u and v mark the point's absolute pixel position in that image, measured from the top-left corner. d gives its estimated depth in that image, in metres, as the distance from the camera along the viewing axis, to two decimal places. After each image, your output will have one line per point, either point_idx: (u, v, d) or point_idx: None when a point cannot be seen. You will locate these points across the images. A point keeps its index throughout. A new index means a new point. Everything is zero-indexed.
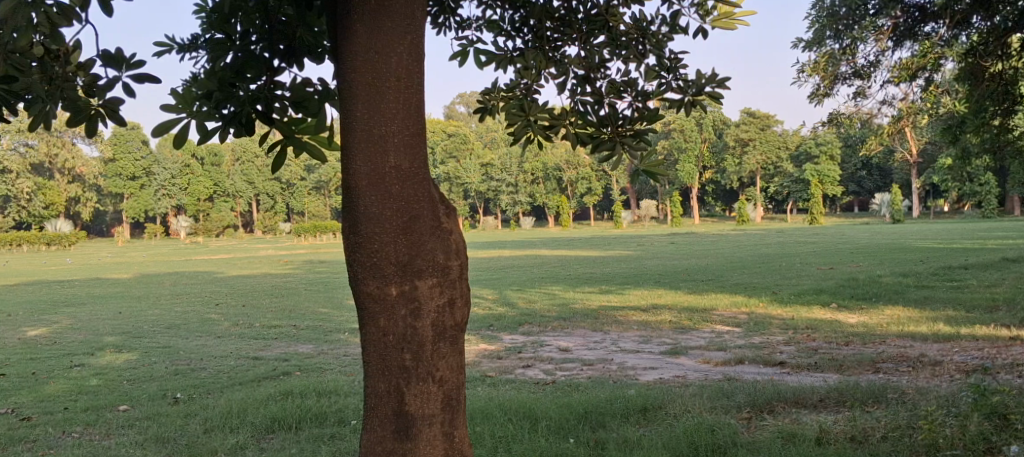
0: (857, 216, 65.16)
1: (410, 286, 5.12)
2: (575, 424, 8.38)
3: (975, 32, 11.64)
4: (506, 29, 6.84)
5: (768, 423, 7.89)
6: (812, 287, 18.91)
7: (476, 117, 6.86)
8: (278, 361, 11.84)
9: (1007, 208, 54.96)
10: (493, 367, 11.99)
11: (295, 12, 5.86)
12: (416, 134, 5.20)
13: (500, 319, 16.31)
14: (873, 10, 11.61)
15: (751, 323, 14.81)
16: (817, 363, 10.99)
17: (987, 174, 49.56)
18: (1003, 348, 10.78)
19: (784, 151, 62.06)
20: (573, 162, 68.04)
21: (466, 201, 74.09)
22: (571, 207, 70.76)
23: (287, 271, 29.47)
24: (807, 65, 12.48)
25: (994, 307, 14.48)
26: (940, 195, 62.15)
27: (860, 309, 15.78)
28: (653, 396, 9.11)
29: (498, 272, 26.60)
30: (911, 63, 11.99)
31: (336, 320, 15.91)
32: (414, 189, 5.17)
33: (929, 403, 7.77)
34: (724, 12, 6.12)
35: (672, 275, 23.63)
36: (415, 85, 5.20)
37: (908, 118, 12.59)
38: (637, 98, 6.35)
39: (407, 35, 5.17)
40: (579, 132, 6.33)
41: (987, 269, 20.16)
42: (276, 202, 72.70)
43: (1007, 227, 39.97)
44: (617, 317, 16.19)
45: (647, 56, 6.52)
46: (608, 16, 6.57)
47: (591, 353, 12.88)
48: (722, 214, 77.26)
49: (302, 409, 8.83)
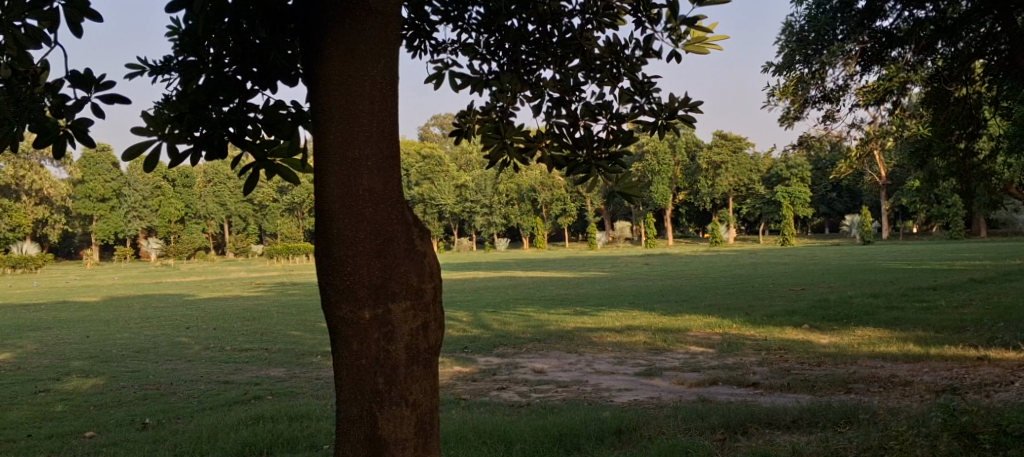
0: (827, 238, 65.78)
1: (383, 309, 5.09)
2: (550, 447, 8.35)
3: (939, 57, 12.34)
4: (481, 52, 6.90)
5: (741, 444, 7.91)
6: (784, 308, 19.04)
7: (452, 139, 6.88)
8: (249, 385, 11.72)
9: (974, 230, 55.71)
10: (467, 390, 11.95)
11: (268, 35, 5.83)
12: (389, 157, 5.20)
13: (474, 341, 16.27)
14: (841, 35, 12.06)
15: (725, 344, 14.87)
16: (789, 384, 11.05)
17: (955, 197, 50.25)
18: (972, 368, 10.89)
19: (755, 173, 62.62)
20: (548, 184, 68.19)
21: (441, 223, 73.97)
22: (545, 228, 70.85)
23: (259, 293, 29.22)
24: (777, 89, 12.62)
25: (963, 327, 14.64)
26: (909, 217, 62.88)
27: (831, 329, 15.90)
28: (628, 418, 9.12)
29: (472, 294, 26.54)
30: (877, 87, 12.23)
31: (309, 343, 15.78)
32: (387, 211, 5.16)
33: (900, 423, 7.83)
34: (697, 36, 6.18)
35: (646, 296, 23.69)
36: (389, 108, 5.20)
37: (875, 141, 12.75)
38: (612, 121, 6.40)
39: (381, 58, 5.18)
40: (555, 154, 6.34)
41: (955, 290, 20.38)
42: (247, 224, 72.18)
43: (974, 248, 40.49)
44: (591, 338, 16.20)
45: (621, 80, 6.58)
46: (582, 40, 6.62)
47: (566, 375, 12.87)
48: (696, 235, 77.73)
49: (274, 433, 8.74)
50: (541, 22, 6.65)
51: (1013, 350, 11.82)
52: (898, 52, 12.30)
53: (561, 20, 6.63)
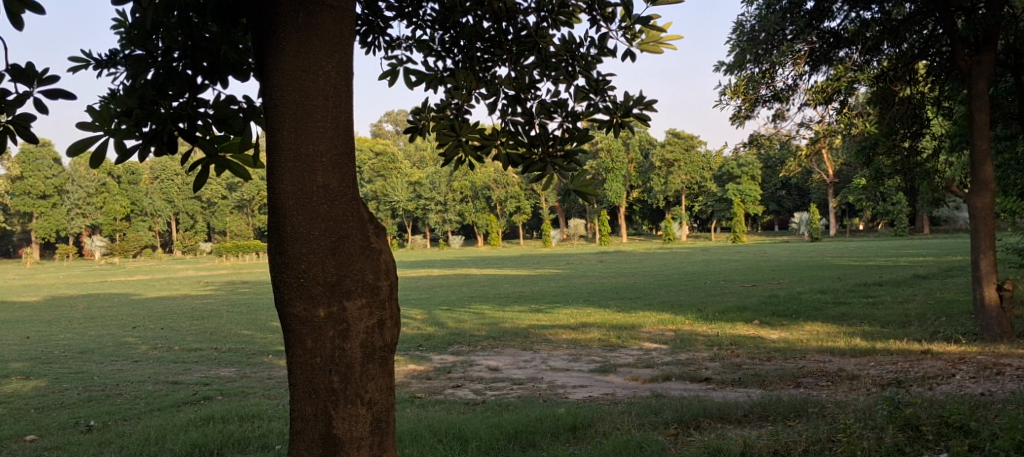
0: (777, 235, 66.80)
1: (338, 307, 5.17)
2: (506, 444, 8.34)
3: (884, 59, 13.27)
4: (436, 49, 6.87)
5: (694, 439, 7.97)
6: (735, 304, 19.27)
7: (406, 137, 6.84)
8: (198, 385, 11.53)
9: (917, 228, 56.90)
10: (422, 389, 11.87)
11: (219, 29, 5.74)
12: (344, 153, 5.26)
13: (429, 339, 16.20)
14: (790, 36, 12.49)
15: (678, 340, 14.99)
16: (741, 379, 11.19)
17: (899, 194, 51.53)
18: (915, 362, 11.12)
19: (707, 171, 63.25)
20: (501, 181, 68.09)
21: (394, 220, 73.56)
22: (499, 226, 70.80)
23: (210, 292, 28.73)
24: (728, 88, 12.77)
25: (907, 322, 14.94)
26: (856, 214, 64.08)
27: (781, 325, 16.14)
28: (583, 414, 9.15)
29: (427, 291, 26.45)
30: (827, 87, 12.77)
31: (260, 342, 15.57)
32: (342, 208, 5.22)
33: (847, 416, 7.93)
34: (651, 36, 6.23)
35: (601, 293, 23.81)
36: (344, 104, 5.26)
37: (824, 139, 13.14)
38: (567, 119, 6.41)
39: (335, 53, 5.23)
40: (510, 152, 6.35)
41: (899, 286, 20.82)
42: (196, 221, 70.98)
43: (919, 244, 41.47)
44: (546, 336, 16.23)
45: (576, 77, 6.59)
46: (538, 38, 6.63)
47: (521, 372, 12.89)
48: (649, 232, 78.44)
49: (223, 435, 8.59)
50: (496, 19, 6.65)
51: (955, 344, 12.09)
52: (845, 53, 12.97)
53: (516, 17, 6.62)
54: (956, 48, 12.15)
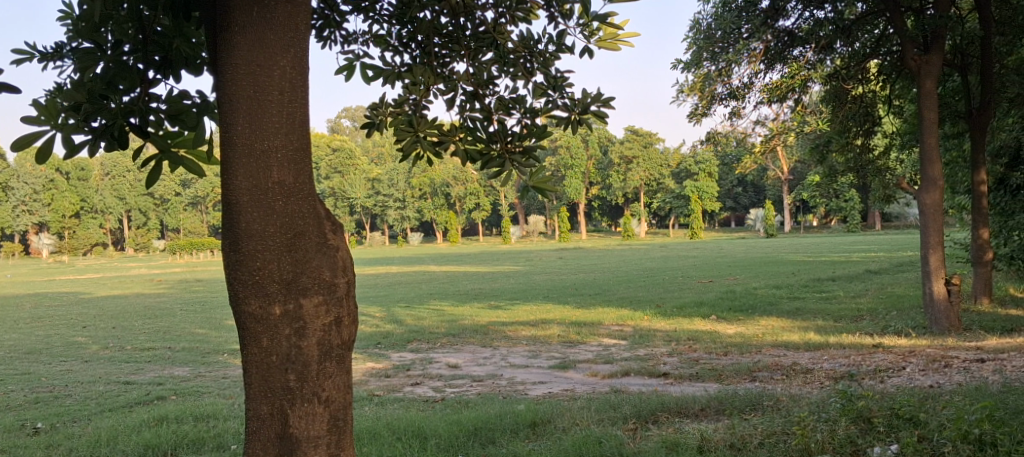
0: (733, 231, 67.65)
1: (295, 305, 5.14)
2: (465, 441, 8.34)
3: (837, 57, 13.54)
4: (393, 44, 6.84)
5: (652, 433, 8.04)
6: (693, 299, 19.45)
7: (364, 132, 6.80)
8: (151, 385, 11.37)
9: (869, 224, 57.96)
10: (380, 387, 11.82)
11: (171, 23, 5.67)
12: (300, 149, 5.23)
13: (387, 337, 16.13)
14: (746, 34, 12.64)
15: (636, 336, 15.10)
16: (698, 373, 11.31)
17: (852, 191, 52.48)
18: (867, 355, 11.32)
19: (665, 168, 63.79)
20: (461, 178, 68.03)
21: (353, 217, 73.11)
22: (458, 223, 70.69)
23: (163, 291, 28.22)
24: (684, 85, 12.94)
25: (860, 316, 15.20)
26: (810, 211, 65.14)
27: (737, 320, 16.33)
28: (543, 411, 9.19)
29: (386, 289, 26.33)
30: (781, 84, 12.98)
31: (215, 341, 15.38)
32: (298, 204, 5.19)
33: (801, 409, 8.06)
34: (609, 33, 6.26)
35: (560, 290, 23.88)
36: (299, 99, 5.23)
37: (778, 137, 13.36)
38: (525, 115, 6.42)
39: (291, 48, 5.21)
40: (468, 148, 6.34)
41: (852, 281, 21.20)
42: (148, 219, 69.82)
43: (870, 240, 42.34)
44: (505, 332, 16.25)
45: (534, 74, 6.60)
46: (495, 34, 6.63)
47: (480, 369, 12.90)
48: (608, 229, 78.94)
49: (178, 435, 8.49)
50: (454, 15, 6.64)
51: (905, 338, 12.32)
52: (799, 52, 13.18)
53: (474, 13, 6.62)
54: (905, 47, 12.34)
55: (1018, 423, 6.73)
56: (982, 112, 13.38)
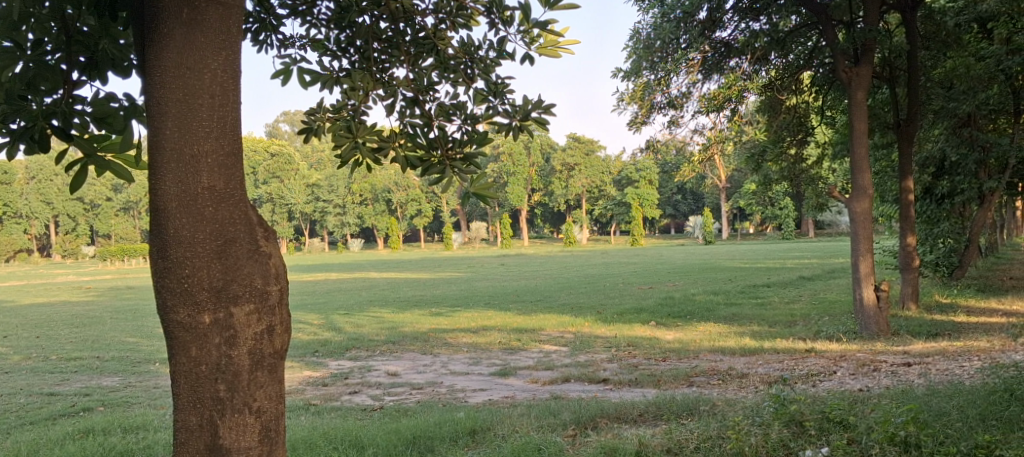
0: (673, 238, 68.59)
1: (224, 313, 5.04)
2: (403, 451, 8.26)
3: (772, 69, 13.92)
4: (332, 49, 6.77)
5: (591, 439, 8.07)
6: (633, 306, 19.59)
7: (301, 137, 6.70)
8: (77, 397, 11.05)
9: (803, 231, 59.32)
10: (317, 396, 11.65)
11: (97, 23, 5.52)
12: (231, 153, 5.13)
13: (325, 345, 15.92)
14: (684, 45, 12.85)
15: (577, 342, 15.16)
16: (637, 379, 11.39)
17: (787, 199, 53.58)
18: (801, 359, 11.52)
19: (606, 175, 64.44)
20: (402, 184, 67.79)
21: (292, 223, 72.24)
22: (399, 228, 70.16)
23: (92, 299, 27.46)
24: (625, 94, 13.03)
25: (794, 321, 15.48)
26: (747, 218, 66.39)
27: (676, 326, 16.50)
28: (482, 418, 9.16)
29: (325, 296, 26.04)
30: (718, 95, 13.14)
31: (146, 350, 15.03)
32: (229, 210, 5.09)
33: (736, 414, 8.15)
34: (549, 40, 6.28)
35: (502, 296, 23.89)
36: (231, 103, 5.14)
37: (716, 146, 13.56)
38: (466, 121, 6.41)
39: (222, 51, 5.11)
40: (409, 154, 6.34)
41: (787, 287, 21.60)
42: (77, 224, 67.96)
43: (804, 247, 43.33)
44: (446, 340, 16.17)
45: (475, 80, 6.60)
46: (436, 39, 6.62)
47: (420, 377, 12.81)
48: (550, 236, 79.40)
49: (104, 447, 8.25)
50: (393, 20, 6.59)
51: (836, 342, 12.57)
52: (735, 62, 13.42)
53: (414, 18, 6.58)
54: (837, 59, 12.60)
55: (941, 424, 6.90)
56: (910, 124, 13.74)
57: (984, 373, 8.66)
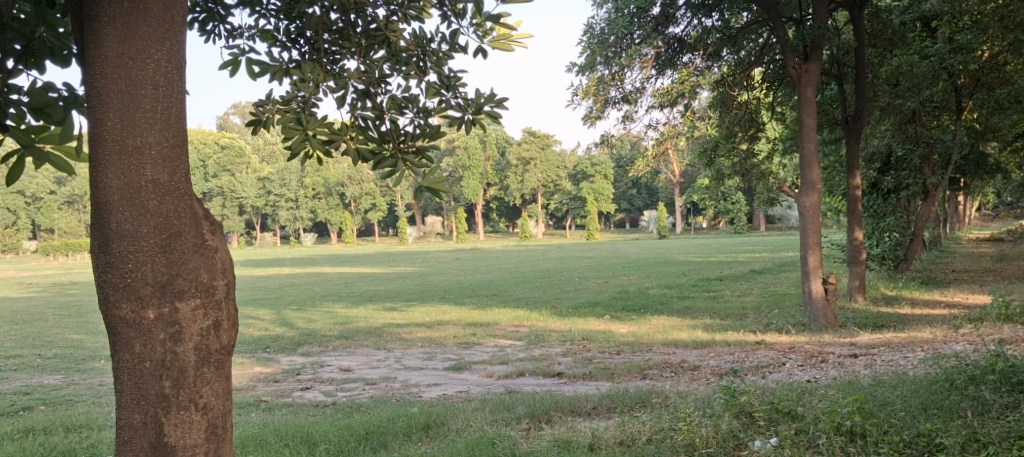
0: (628, 232, 69.15)
1: (169, 309, 4.93)
2: (355, 446, 8.19)
3: (724, 65, 14.03)
4: (281, 40, 6.67)
5: (544, 433, 8.07)
6: (587, 300, 19.66)
7: (251, 129, 6.61)
8: (18, 395, 10.78)
9: (755, 225, 60.17)
10: (268, 392, 11.51)
11: (33, 10, 5.38)
12: (175, 146, 5.03)
13: (277, 340, 15.74)
14: (638, 40, 12.92)
15: (532, 336, 15.18)
16: (591, 372, 11.44)
17: (739, 194, 54.27)
18: (751, 352, 11.66)
19: (562, 170, 64.68)
20: (356, 178, 67.28)
21: (243, 217, 71.34)
22: (353, 223, 69.79)
23: (34, 295, 26.81)
24: (579, 89, 13.04)
25: (744, 314, 15.67)
26: (700, 213, 67.15)
27: (630, 319, 16.60)
28: (435, 413, 9.11)
29: (277, 291, 25.75)
30: (671, 90, 13.21)
31: (91, 347, 14.71)
32: (173, 204, 4.99)
33: (687, 405, 8.22)
34: (502, 34, 6.25)
35: (456, 291, 23.84)
36: (175, 94, 5.03)
37: (670, 140, 13.62)
38: (418, 114, 6.36)
39: (166, 40, 5.00)
40: (361, 147, 6.23)
41: (738, 280, 21.86)
42: (19, 218, 66.30)
43: (756, 241, 43.98)
44: (401, 334, 16.08)
45: (428, 73, 6.56)
46: (388, 32, 6.57)
47: (374, 372, 12.72)
48: (506, 230, 79.56)
49: (46, 447, 8.05)
50: (344, 12, 6.51)
51: (786, 334, 12.75)
52: (688, 58, 13.52)
53: (365, 10, 6.51)
54: (788, 56, 12.72)
55: (885, 414, 7.01)
56: (858, 120, 13.94)
57: (928, 363, 8.83)
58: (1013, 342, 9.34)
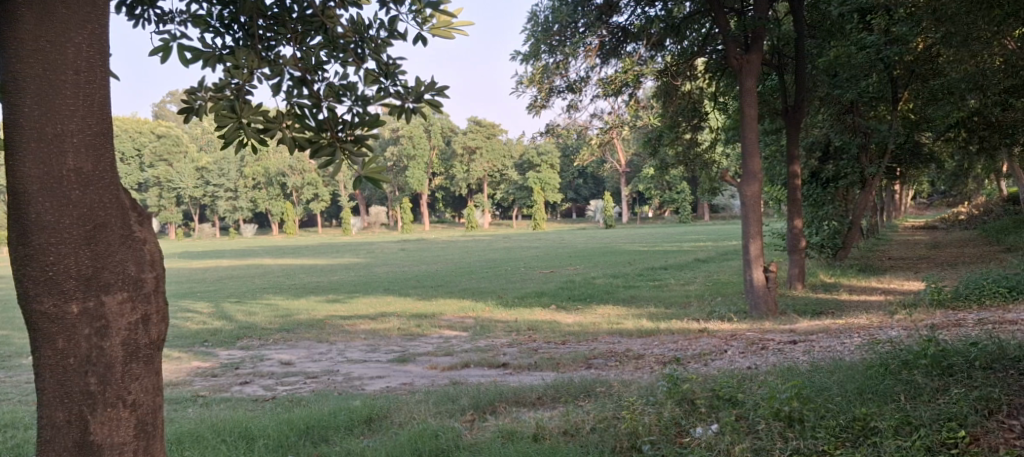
0: (574, 222, 69.51)
1: (94, 302, 4.72)
2: (295, 441, 8.00)
3: (668, 55, 14.03)
4: (214, 25, 6.45)
5: (489, 424, 7.97)
6: (533, 290, 19.60)
7: (183, 117, 6.38)
8: None
9: (699, 215, 60.87)
10: (205, 387, 11.22)
11: None
12: (99, 133, 4.80)
13: (215, 334, 15.40)
14: (581, 28, 12.86)
15: (477, 327, 15.08)
16: (536, 362, 11.38)
17: (684, 184, 54.80)
18: (694, 340, 11.71)
19: (508, 160, 64.65)
20: (298, 168, 66.36)
21: (181, 208, 69.91)
22: (295, 214, 69.41)
23: None
24: (524, 77, 12.90)
25: (688, 303, 15.76)
26: (646, 202, 67.70)
27: (575, 309, 16.59)
28: (378, 406, 8.97)
29: (216, 283, 25.25)
30: (615, 79, 13.16)
31: (18, 344, 14.20)
32: (97, 194, 4.77)
33: (631, 394, 8.19)
34: (442, 21, 6.13)
35: (401, 282, 23.62)
36: (98, 79, 4.81)
37: (615, 130, 13.64)
38: (357, 103, 6.19)
39: (87, 23, 4.77)
40: (297, 136, 6.10)
41: (682, 269, 22.02)
42: None
43: (699, 230, 44.50)
44: (343, 327, 15.85)
45: (366, 61, 6.40)
46: (324, 18, 6.38)
47: (315, 365, 12.50)
48: (452, 220, 79.33)
49: None
50: None
51: (727, 322, 12.85)
52: (631, 48, 13.49)
53: None
54: (729, 47, 12.79)
55: (823, 399, 7.05)
56: (797, 110, 14.08)
57: (864, 348, 8.93)
58: (946, 327, 9.51)
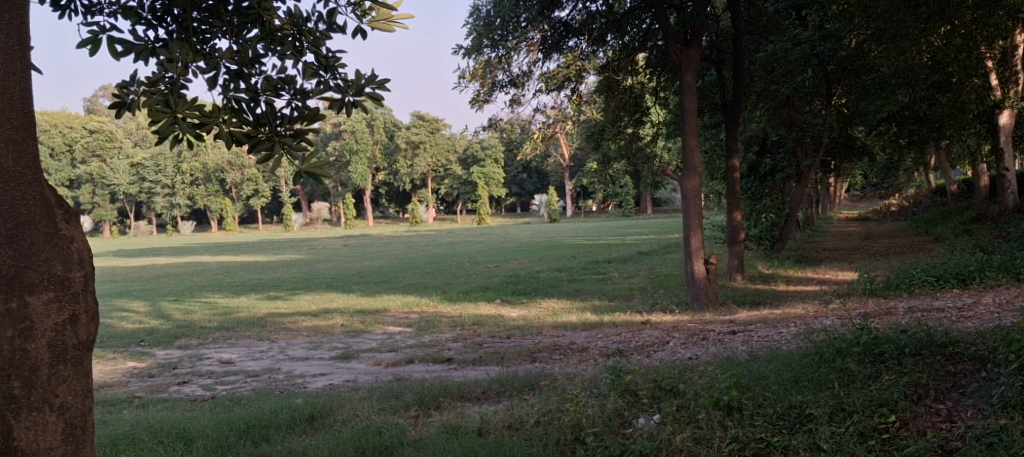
0: (518, 216, 69.73)
1: (18, 303, 4.56)
2: (235, 441, 7.87)
3: (609, 50, 14.06)
4: (145, 17, 6.29)
5: (433, 420, 7.93)
6: (478, 285, 19.57)
7: (114, 112, 6.22)
8: None
9: (642, 208, 61.51)
10: (142, 388, 10.98)
11: None
12: (20, 128, 4.65)
13: (152, 334, 15.07)
14: (524, 23, 12.82)
15: (421, 322, 15.01)
16: (480, 357, 11.36)
17: (626, 178, 55.31)
18: (636, 332, 11.81)
19: (452, 154, 64.54)
20: (238, 164, 65.34)
21: (116, 205, 68.30)
22: (235, 210, 68.03)
23: None
24: (466, 71, 12.84)
25: (631, 295, 15.89)
26: (589, 196, 68.16)
27: (520, 303, 16.62)
28: (320, 403, 8.86)
29: (152, 281, 24.70)
30: (557, 74, 13.18)
31: None
32: (19, 191, 4.62)
33: (575, 387, 8.22)
34: (382, 14, 6.06)
35: (344, 278, 23.42)
36: (18, 72, 4.66)
37: (557, 125, 13.67)
38: (295, 96, 6.10)
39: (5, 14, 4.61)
40: (234, 131, 5.99)
41: (625, 262, 22.20)
42: None
43: (642, 223, 44.95)
44: (285, 324, 15.65)
45: (304, 53, 6.30)
46: (260, 10, 6.26)
47: (256, 364, 12.32)
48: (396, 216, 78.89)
49: None
50: None
51: (670, 314, 12.98)
52: (573, 42, 13.51)
53: None
54: (669, 42, 12.92)
55: (760, 388, 7.15)
56: (735, 104, 14.29)
57: (800, 338, 9.09)
58: (877, 316, 9.73)
